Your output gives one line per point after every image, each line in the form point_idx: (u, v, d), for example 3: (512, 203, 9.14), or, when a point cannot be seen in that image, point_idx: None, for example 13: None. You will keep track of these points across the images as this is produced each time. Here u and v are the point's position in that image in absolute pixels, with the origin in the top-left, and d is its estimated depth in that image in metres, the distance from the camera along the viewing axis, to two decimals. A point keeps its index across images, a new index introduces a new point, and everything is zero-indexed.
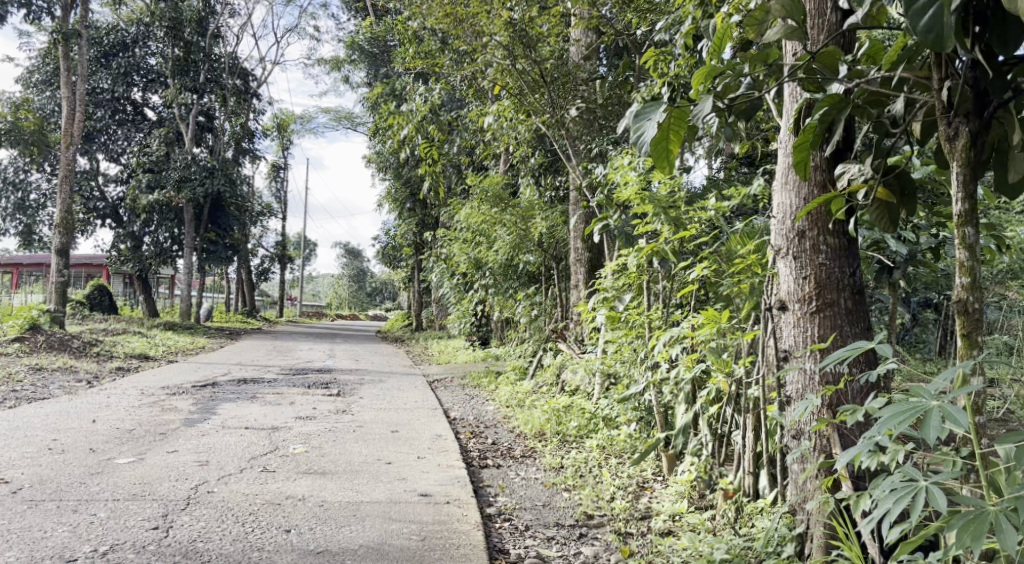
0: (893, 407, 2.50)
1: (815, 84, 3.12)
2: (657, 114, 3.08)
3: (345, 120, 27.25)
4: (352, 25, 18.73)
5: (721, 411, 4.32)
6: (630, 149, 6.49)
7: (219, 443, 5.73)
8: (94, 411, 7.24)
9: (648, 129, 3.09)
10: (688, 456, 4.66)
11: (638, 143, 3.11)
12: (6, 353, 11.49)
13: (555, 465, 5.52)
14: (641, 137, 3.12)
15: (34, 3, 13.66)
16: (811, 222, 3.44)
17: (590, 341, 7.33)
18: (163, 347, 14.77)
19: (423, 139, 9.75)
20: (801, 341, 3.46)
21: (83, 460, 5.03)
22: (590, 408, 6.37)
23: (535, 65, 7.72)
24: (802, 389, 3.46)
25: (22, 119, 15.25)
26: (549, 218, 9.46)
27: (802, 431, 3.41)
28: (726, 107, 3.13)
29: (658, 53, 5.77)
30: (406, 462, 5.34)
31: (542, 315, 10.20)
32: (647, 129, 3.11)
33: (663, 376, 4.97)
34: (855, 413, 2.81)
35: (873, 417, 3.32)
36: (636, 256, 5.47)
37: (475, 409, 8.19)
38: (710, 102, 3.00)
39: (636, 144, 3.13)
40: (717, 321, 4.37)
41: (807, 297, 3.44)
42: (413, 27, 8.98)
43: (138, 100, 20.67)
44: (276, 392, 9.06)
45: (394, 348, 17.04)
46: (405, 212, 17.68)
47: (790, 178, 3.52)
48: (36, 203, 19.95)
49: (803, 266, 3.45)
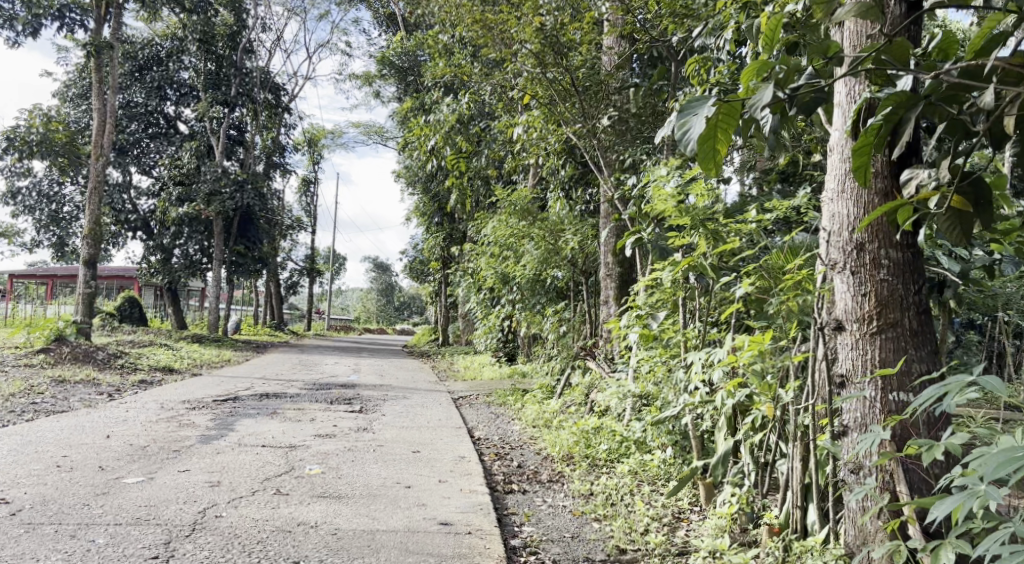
0: (1001, 452, 2.19)
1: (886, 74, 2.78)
2: (705, 107, 2.81)
3: (375, 134, 27.27)
4: (384, 40, 18.66)
5: (767, 438, 4.03)
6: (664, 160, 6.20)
7: (234, 462, 5.50)
8: (111, 425, 7.05)
9: (696, 126, 2.82)
10: (728, 486, 4.37)
11: (682, 141, 2.85)
12: (30, 364, 11.41)
13: (584, 492, 5.23)
14: (686, 134, 2.86)
15: (67, 16, 13.65)
16: (871, 233, 3.16)
17: (620, 360, 7.04)
18: (188, 359, 14.68)
19: (451, 151, 9.53)
20: (860, 364, 3.16)
21: (91, 479, 4.81)
22: (620, 430, 6.03)
23: (567, 73, 7.53)
24: (863, 418, 3.14)
25: (54, 130, 15.28)
26: (579, 232, 9.17)
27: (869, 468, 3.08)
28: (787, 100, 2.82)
29: (697, 61, 5.54)
30: (427, 486, 5.07)
31: (571, 332, 9.89)
32: (692, 125, 2.85)
33: (702, 399, 4.70)
34: (934, 453, 2.50)
35: (953, 454, 2.98)
36: (672, 271, 5.22)
37: (500, 428, 7.91)
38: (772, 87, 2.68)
39: (680, 142, 2.86)
40: (763, 343, 4.05)
41: (867, 316, 3.14)
42: (443, 36, 8.80)
43: (170, 113, 20.75)
44: (298, 408, 8.84)
45: (419, 363, 16.78)
46: (433, 226, 17.55)
47: (847, 185, 3.24)
48: (70, 216, 20.09)
49: (861, 281, 3.16)
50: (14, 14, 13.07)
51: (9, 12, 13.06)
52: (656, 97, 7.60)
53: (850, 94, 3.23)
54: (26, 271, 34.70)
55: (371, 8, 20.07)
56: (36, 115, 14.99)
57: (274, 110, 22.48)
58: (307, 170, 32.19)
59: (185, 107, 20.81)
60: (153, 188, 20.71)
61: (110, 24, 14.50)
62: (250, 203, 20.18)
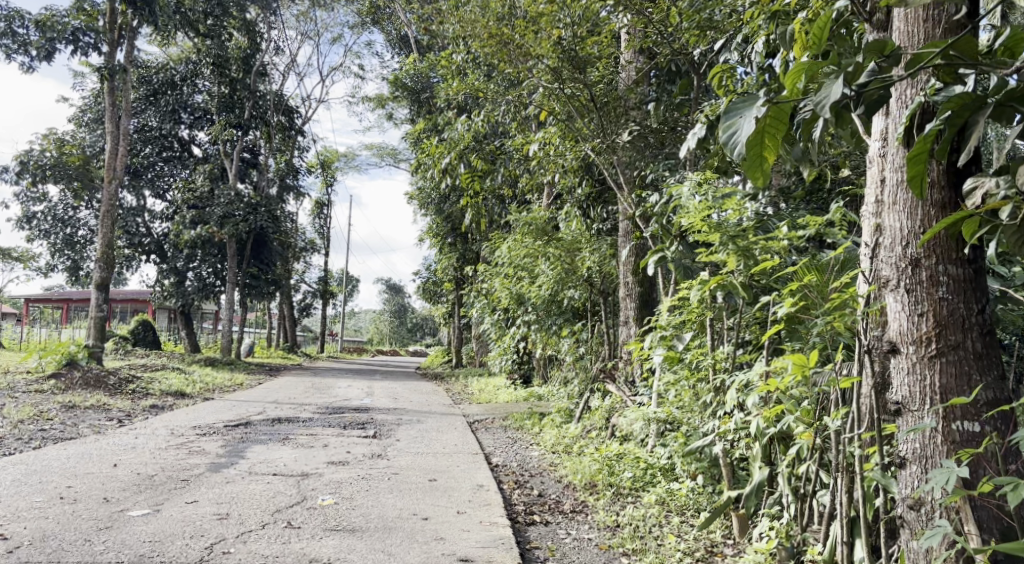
0: None
1: (953, 71, 2.60)
2: (753, 109, 2.66)
3: (388, 156, 27.27)
4: (397, 63, 18.65)
5: (808, 468, 3.83)
6: (686, 175, 5.99)
7: (243, 493, 5.28)
8: (119, 453, 6.84)
9: (744, 127, 2.66)
10: (766, 519, 4.18)
11: (729, 143, 2.70)
12: (40, 390, 11.25)
13: (610, 523, 5.01)
14: (733, 136, 2.71)
15: (82, 41, 13.58)
16: (927, 248, 2.95)
17: (643, 383, 6.80)
18: (200, 384, 14.47)
19: (465, 169, 9.38)
20: (918, 391, 2.95)
21: (95, 512, 4.61)
22: (645, 457, 5.79)
23: (584, 89, 7.44)
24: (922, 451, 2.93)
25: (67, 154, 15.27)
26: (596, 252, 8.96)
27: (934, 507, 2.87)
28: (852, 97, 2.62)
29: (722, 72, 5.33)
30: (444, 518, 4.84)
31: (589, 354, 9.63)
32: (740, 128, 2.69)
33: (735, 427, 4.50)
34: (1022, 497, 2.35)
35: None
36: (699, 291, 5.01)
37: (518, 454, 7.64)
38: (839, 80, 2.50)
39: (726, 144, 2.71)
40: (807, 365, 3.75)
41: (924, 338, 2.93)
42: (458, 55, 8.63)
43: (184, 136, 20.73)
44: (310, 433, 8.61)
45: (433, 386, 16.52)
46: (446, 246, 17.33)
47: (900, 197, 3.03)
48: (84, 239, 20.06)
49: (918, 300, 2.95)
50: (28, 39, 13.08)
51: (22, 36, 13.06)
52: (676, 111, 7.39)
53: (900, 99, 3.02)
54: (41, 296, 34.79)
55: (384, 30, 20.06)
56: (49, 139, 15.03)
57: (287, 133, 22.49)
58: (321, 192, 32.17)
59: (200, 130, 20.81)
60: (167, 212, 20.68)
61: (124, 48, 14.45)
62: (264, 226, 20.13)
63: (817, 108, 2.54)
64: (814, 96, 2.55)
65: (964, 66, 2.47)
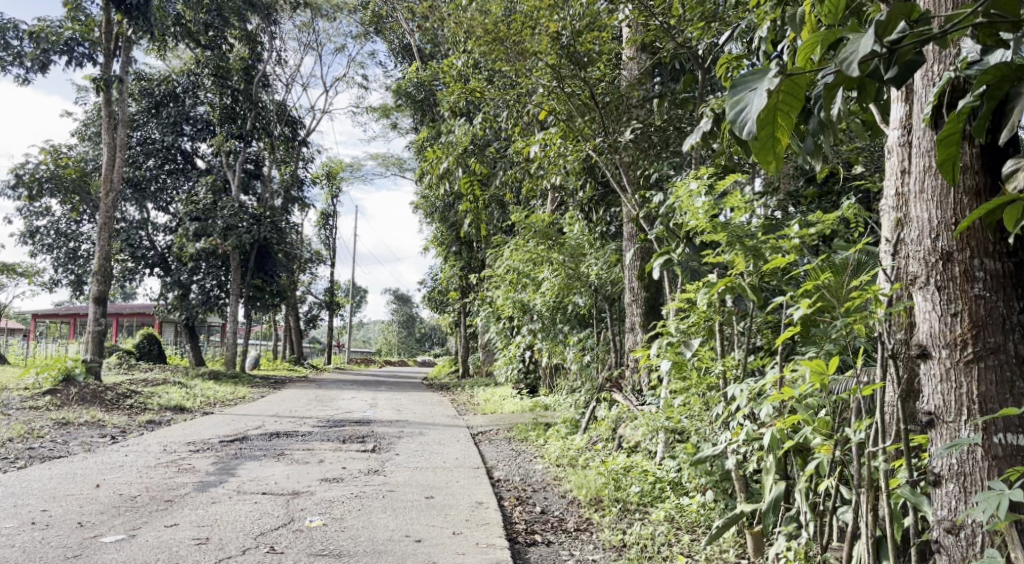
0: None
1: (994, 34, 2.32)
2: (765, 81, 2.39)
3: (392, 165, 27.11)
4: (399, 72, 18.44)
5: (829, 484, 3.52)
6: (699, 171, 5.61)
7: (229, 514, 5.00)
8: (105, 472, 6.58)
9: (755, 102, 2.38)
10: (782, 538, 3.85)
11: (738, 120, 2.40)
12: (35, 406, 10.99)
13: (616, 543, 4.71)
14: (742, 112, 2.42)
15: (76, 51, 13.36)
16: (960, 240, 2.67)
17: (649, 392, 6.51)
18: (200, 397, 14.19)
19: (464, 173, 9.10)
20: (954, 400, 2.65)
21: (67, 537, 4.35)
22: (653, 471, 5.50)
23: (585, 87, 7.14)
24: (962, 468, 2.64)
25: (64, 167, 15.02)
26: (601, 257, 8.66)
27: (976, 530, 2.61)
28: (882, 60, 2.31)
29: (730, 63, 5.03)
30: (439, 539, 4.55)
31: (594, 362, 9.33)
32: (750, 103, 2.41)
33: (747, 438, 4.20)
34: None
35: None
36: (706, 294, 4.72)
37: (521, 467, 7.33)
38: (870, 33, 2.22)
39: (736, 121, 2.42)
40: (825, 372, 3.44)
41: (959, 341, 2.65)
42: (457, 59, 8.25)
43: (186, 149, 20.50)
44: (307, 448, 8.32)
45: (438, 397, 16.19)
46: (450, 255, 17.04)
47: (927, 184, 2.74)
48: (87, 254, 19.82)
49: (950, 299, 2.66)
50: (22, 50, 12.88)
51: (16, 48, 12.86)
52: (681, 108, 7.08)
53: (927, 78, 2.74)
54: (49, 311, 34.64)
55: (386, 39, 19.84)
56: (46, 152, 14.81)
57: (291, 144, 22.31)
58: (325, 203, 31.97)
59: (201, 142, 20.56)
60: (169, 224, 20.46)
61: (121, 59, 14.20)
62: (267, 237, 19.91)
63: (841, 67, 2.27)
64: (839, 53, 2.28)
65: (1008, 25, 2.18)
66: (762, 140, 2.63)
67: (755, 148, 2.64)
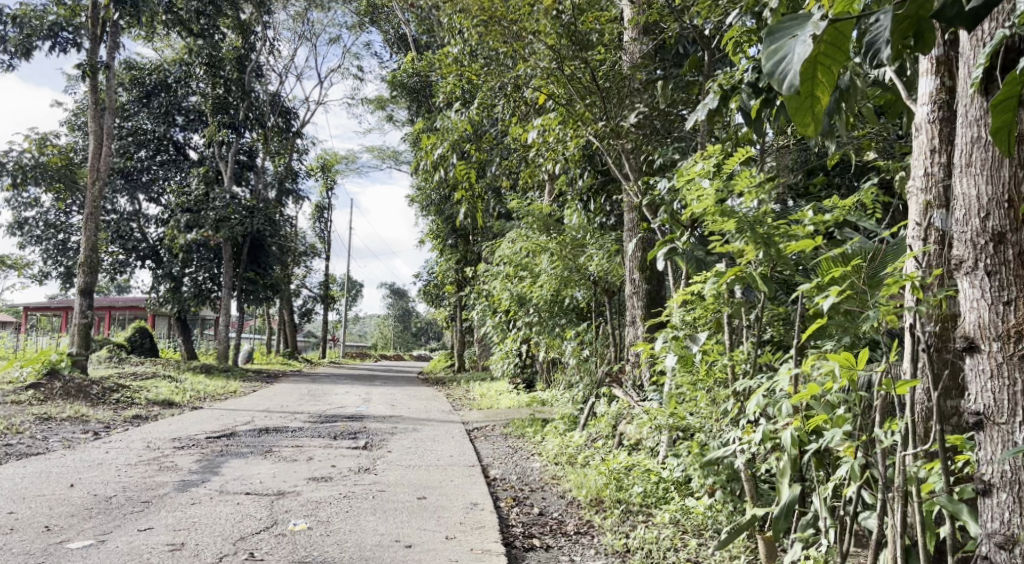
0: None
1: None
2: (809, 27, 2.10)
3: (388, 158, 26.78)
4: (396, 63, 18.08)
5: (852, 489, 3.22)
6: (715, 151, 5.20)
7: (206, 517, 4.70)
8: (82, 470, 6.28)
9: (798, 51, 2.09)
10: (798, 546, 3.55)
11: (777, 72, 2.10)
12: (17, 401, 10.67)
13: (619, 548, 4.45)
14: (780, 64, 2.13)
15: (60, 36, 12.96)
16: (1014, 220, 2.41)
17: (652, 388, 6.23)
18: (190, 392, 13.87)
19: (459, 160, 8.73)
20: (1007, 399, 2.39)
21: (30, 543, 4.06)
22: (657, 471, 5.22)
23: (587, 69, 6.83)
24: (1015, 475, 2.38)
25: (49, 155, 14.62)
26: (601, 247, 8.36)
27: None
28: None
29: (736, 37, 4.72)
30: (430, 545, 4.27)
31: (594, 356, 9.06)
32: (790, 52, 2.12)
33: (758, 437, 3.89)
34: None
35: None
36: (714, 283, 4.40)
37: (518, 465, 7.06)
38: None
39: (775, 72, 2.11)
40: (854, 368, 3.12)
41: (1013, 333, 2.38)
42: (454, 45, 7.95)
43: (179, 139, 20.16)
44: (296, 445, 8.02)
45: (434, 391, 15.89)
46: (447, 248, 16.73)
47: (976, 156, 2.47)
48: (77, 246, 19.50)
49: (1002, 285, 2.41)
50: (6, 35, 12.50)
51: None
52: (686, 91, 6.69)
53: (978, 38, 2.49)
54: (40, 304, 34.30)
55: (382, 30, 19.43)
56: (30, 140, 14.40)
57: (285, 135, 21.93)
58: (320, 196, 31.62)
59: (194, 132, 20.28)
60: (161, 216, 20.15)
61: (108, 45, 13.80)
62: (260, 229, 19.61)
63: None
64: None
65: None
66: (801, 100, 2.35)
67: (791, 108, 2.35)
